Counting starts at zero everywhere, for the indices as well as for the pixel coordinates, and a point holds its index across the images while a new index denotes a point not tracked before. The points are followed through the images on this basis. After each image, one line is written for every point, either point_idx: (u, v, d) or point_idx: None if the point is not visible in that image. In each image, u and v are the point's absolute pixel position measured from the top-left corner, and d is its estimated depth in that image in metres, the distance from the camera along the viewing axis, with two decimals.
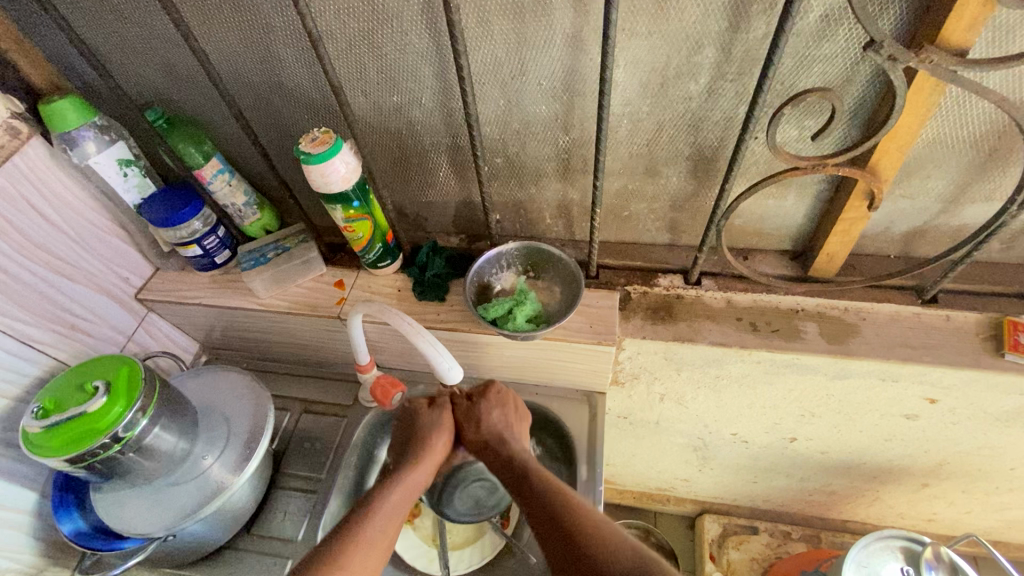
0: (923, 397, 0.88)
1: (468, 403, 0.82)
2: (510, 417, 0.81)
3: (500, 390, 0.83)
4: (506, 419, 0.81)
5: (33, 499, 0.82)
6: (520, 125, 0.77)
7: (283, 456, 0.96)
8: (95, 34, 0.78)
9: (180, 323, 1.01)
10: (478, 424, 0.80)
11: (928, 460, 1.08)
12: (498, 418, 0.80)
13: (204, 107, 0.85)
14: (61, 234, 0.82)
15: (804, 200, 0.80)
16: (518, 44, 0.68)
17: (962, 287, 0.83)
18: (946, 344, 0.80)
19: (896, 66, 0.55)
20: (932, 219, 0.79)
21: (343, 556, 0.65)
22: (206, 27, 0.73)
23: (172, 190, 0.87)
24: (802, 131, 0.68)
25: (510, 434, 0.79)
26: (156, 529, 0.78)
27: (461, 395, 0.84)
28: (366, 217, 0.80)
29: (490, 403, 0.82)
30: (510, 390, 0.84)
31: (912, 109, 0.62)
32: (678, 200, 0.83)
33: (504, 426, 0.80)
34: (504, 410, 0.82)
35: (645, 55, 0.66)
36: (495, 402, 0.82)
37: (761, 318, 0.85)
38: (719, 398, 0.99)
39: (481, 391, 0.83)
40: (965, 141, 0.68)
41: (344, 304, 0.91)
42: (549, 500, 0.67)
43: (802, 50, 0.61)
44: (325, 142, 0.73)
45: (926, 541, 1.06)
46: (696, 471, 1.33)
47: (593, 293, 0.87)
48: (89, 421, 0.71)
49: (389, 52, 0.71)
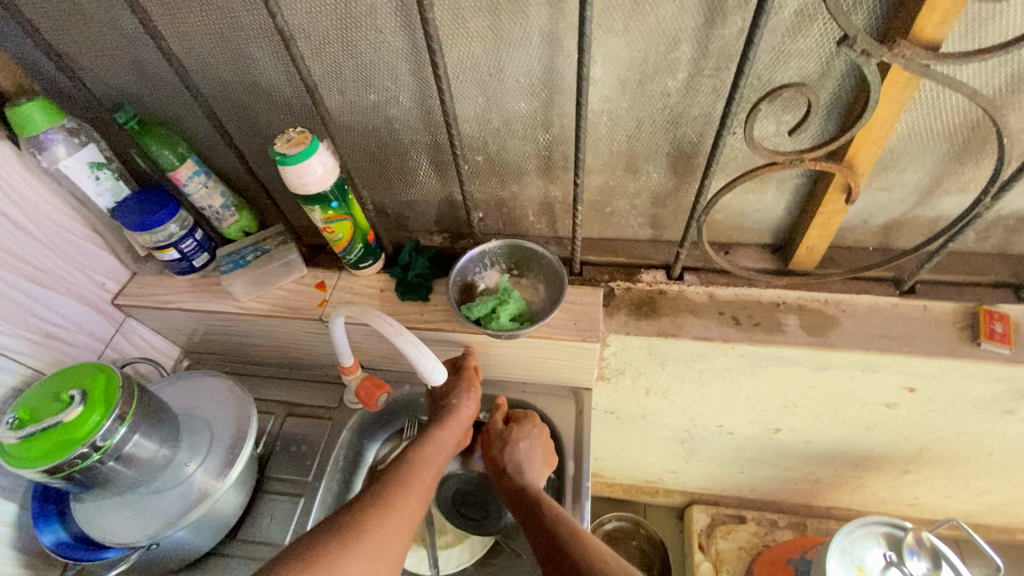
0: (902, 386, 0.89)
1: (506, 428, 0.86)
2: (539, 453, 0.83)
3: (536, 425, 0.86)
4: (531, 453, 0.83)
5: (13, 509, 0.80)
6: (500, 123, 0.77)
7: (268, 460, 0.95)
8: (60, 34, 0.76)
9: (159, 328, 0.99)
10: (504, 445, 0.83)
11: (909, 447, 1.10)
12: (524, 450, 0.83)
13: (177, 107, 0.83)
14: (31, 240, 0.80)
15: (783, 194, 0.80)
16: (495, 42, 0.67)
17: (939, 277, 0.85)
18: (924, 334, 0.81)
19: (870, 60, 0.55)
20: (909, 211, 0.80)
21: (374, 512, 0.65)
22: (176, 27, 0.72)
23: (147, 192, 0.86)
24: (779, 126, 0.68)
25: (531, 470, 0.81)
26: (139, 539, 0.77)
27: (501, 418, 0.88)
28: (345, 217, 0.79)
29: (523, 433, 0.84)
30: (545, 429, 0.86)
31: (886, 102, 0.62)
32: (659, 196, 0.83)
33: (527, 459, 0.82)
34: (535, 444, 0.84)
35: (623, 52, 0.66)
36: (529, 433, 0.84)
37: (743, 312, 0.85)
38: (704, 391, 1.00)
39: (519, 421, 0.86)
40: (939, 134, 0.69)
41: (326, 305, 0.90)
42: (553, 529, 0.70)
43: (778, 46, 0.61)
44: (301, 143, 0.72)
45: (908, 526, 1.08)
46: (684, 463, 1.34)
47: (576, 290, 0.87)
48: (65, 431, 0.69)
49: (364, 50, 0.70)
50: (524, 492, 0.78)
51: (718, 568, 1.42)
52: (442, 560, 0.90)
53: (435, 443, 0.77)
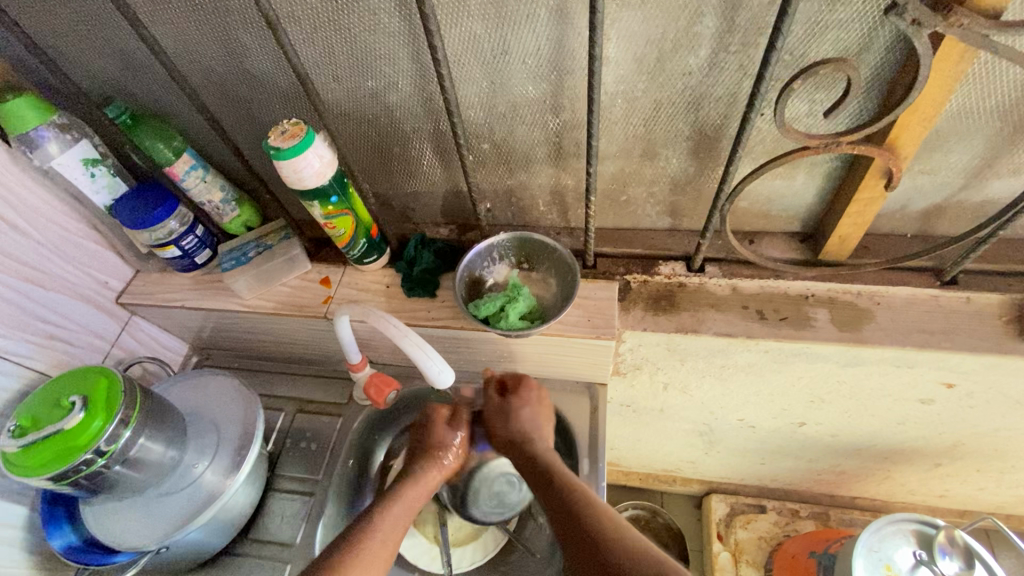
0: (941, 381, 0.83)
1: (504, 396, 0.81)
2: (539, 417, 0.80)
3: (533, 387, 0.82)
4: (536, 418, 0.79)
5: (23, 513, 0.80)
6: (506, 109, 0.72)
7: (279, 458, 0.94)
8: (44, 26, 0.73)
9: (165, 326, 0.98)
10: (508, 418, 0.79)
11: (942, 441, 1.05)
12: (528, 418, 0.79)
13: (168, 99, 0.80)
14: (29, 241, 0.78)
15: (815, 178, 0.74)
16: (499, 20, 0.62)
17: (984, 266, 0.78)
18: (967, 328, 0.76)
19: (921, 31, 0.49)
20: (953, 195, 0.73)
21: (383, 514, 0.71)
22: (159, 15, 0.68)
23: (144, 189, 0.83)
24: (813, 105, 0.62)
25: (539, 435, 0.78)
26: (148, 542, 0.76)
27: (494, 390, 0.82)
28: (346, 213, 0.76)
29: (520, 400, 0.81)
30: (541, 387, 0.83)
31: (936, 78, 0.56)
32: (679, 182, 0.78)
33: (533, 426, 0.78)
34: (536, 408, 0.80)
35: (639, 27, 0.60)
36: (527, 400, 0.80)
37: (769, 305, 0.80)
38: (725, 386, 0.95)
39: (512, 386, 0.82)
40: (994, 111, 0.62)
41: (330, 303, 0.87)
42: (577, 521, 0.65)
43: (814, 16, 0.55)
44: (296, 135, 0.68)
45: (940, 524, 1.03)
46: (703, 454, 1.30)
47: (590, 284, 0.82)
48: (67, 438, 0.68)
49: (359, 33, 0.65)
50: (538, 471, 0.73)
51: (737, 558, 1.38)
52: (455, 559, 0.87)
53: (416, 486, 0.75)
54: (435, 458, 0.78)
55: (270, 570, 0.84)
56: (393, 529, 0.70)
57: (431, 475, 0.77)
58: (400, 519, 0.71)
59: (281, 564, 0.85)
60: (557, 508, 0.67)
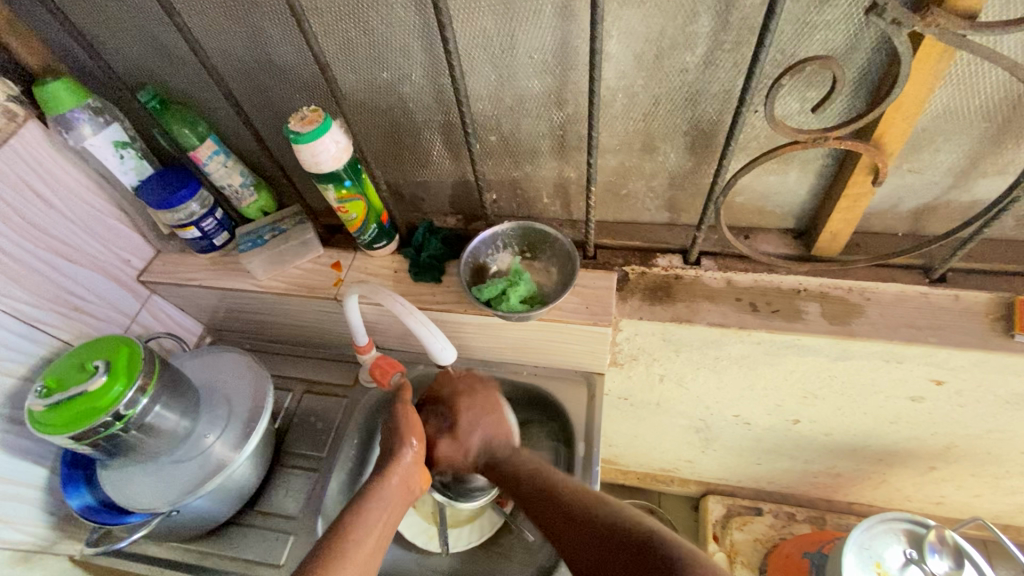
0: (929, 378, 0.86)
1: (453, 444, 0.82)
2: (494, 427, 0.82)
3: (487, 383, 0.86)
4: (490, 420, 0.82)
5: (44, 474, 0.84)
6: (513, 101, 0.75)
7: (285, 435, 0.97)
8: (85, 14, 0.78)
9: (182, 305, 1.02)
10: (466, 433, 0.82)
11: (936, 443, 1.06)
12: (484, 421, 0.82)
13: (195, 87, 0.85)
14: (60, 217, 0.83)
15: (807, 176, 0.77)
16: (507, 16, 0.66)
17: (973, 265, 0.80)
18: (954, 324, 0.78)
19: (901, 30, 0.52)
20: (943, 195, 0.76)
21: (362, 508, 0.71)
22: (191, 4, 0.72)
23: (168, 172, 0.87)
24: (803, 103, 0.66)
25: (497, 443, 0.81)
26: (160, 505, 0.79)
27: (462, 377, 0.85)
28: (358, 197, 0.80)
29: (473, 404, 0.83)
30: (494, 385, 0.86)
31: (918, 77, 0.59)
32: (677, 176, 0.81)
33: (492, 431, 0.82)
34: (484, 416, 0.82)
35: (639, 25, 0.64)
36: (496, 424, 0.82)
37: (762, 298, 0.83)
38: (720, 379, 0.98)
39: (470, 387, 0.84)
40: (976, 112, 0.65)
41: (340, 285, 0.91)
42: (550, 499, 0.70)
43: (802, 17, 0.59)
44: (314, 121, 0.72)
45: (931, 524, 1.05)
46: (700, 453, 1.32)
47: (590, 273, 0.86)
48: (90, 400, 0.71)
49: (376, 27, 0.70)
50: (512, 479, 0.76)
51: (732, 558, 1.39)
52: (451, 539, 0.89)
53: (376, 502, 0.72)
54: (394, 474, 0.75)
55: (274, 540, 0.88)
56: (359, 555, 0.67)
57: (393, 484, 0.74)
58: (365, 539, 0.69)
59: (285, 534, 0.88)
60: (553, 514, 0.69)
